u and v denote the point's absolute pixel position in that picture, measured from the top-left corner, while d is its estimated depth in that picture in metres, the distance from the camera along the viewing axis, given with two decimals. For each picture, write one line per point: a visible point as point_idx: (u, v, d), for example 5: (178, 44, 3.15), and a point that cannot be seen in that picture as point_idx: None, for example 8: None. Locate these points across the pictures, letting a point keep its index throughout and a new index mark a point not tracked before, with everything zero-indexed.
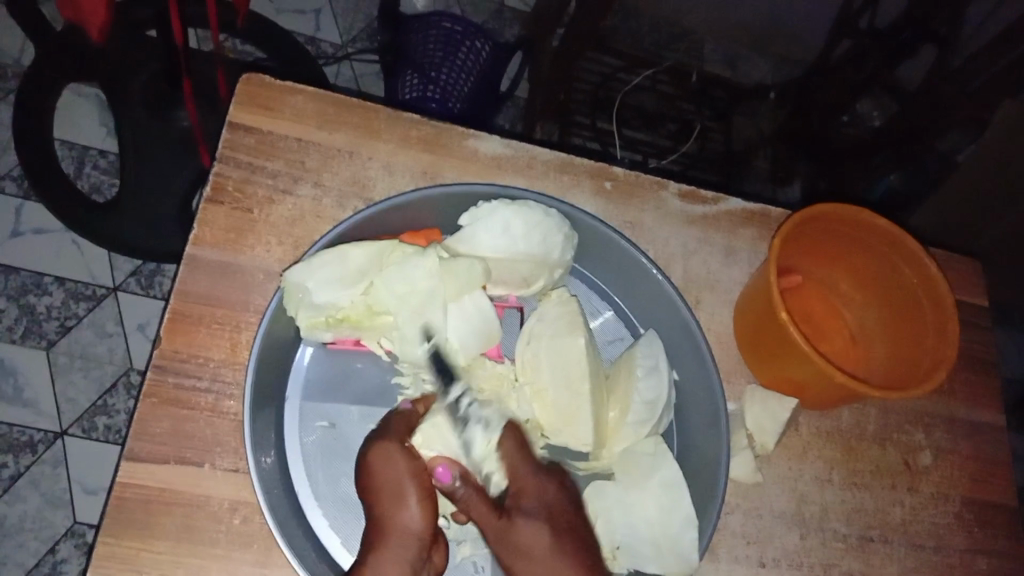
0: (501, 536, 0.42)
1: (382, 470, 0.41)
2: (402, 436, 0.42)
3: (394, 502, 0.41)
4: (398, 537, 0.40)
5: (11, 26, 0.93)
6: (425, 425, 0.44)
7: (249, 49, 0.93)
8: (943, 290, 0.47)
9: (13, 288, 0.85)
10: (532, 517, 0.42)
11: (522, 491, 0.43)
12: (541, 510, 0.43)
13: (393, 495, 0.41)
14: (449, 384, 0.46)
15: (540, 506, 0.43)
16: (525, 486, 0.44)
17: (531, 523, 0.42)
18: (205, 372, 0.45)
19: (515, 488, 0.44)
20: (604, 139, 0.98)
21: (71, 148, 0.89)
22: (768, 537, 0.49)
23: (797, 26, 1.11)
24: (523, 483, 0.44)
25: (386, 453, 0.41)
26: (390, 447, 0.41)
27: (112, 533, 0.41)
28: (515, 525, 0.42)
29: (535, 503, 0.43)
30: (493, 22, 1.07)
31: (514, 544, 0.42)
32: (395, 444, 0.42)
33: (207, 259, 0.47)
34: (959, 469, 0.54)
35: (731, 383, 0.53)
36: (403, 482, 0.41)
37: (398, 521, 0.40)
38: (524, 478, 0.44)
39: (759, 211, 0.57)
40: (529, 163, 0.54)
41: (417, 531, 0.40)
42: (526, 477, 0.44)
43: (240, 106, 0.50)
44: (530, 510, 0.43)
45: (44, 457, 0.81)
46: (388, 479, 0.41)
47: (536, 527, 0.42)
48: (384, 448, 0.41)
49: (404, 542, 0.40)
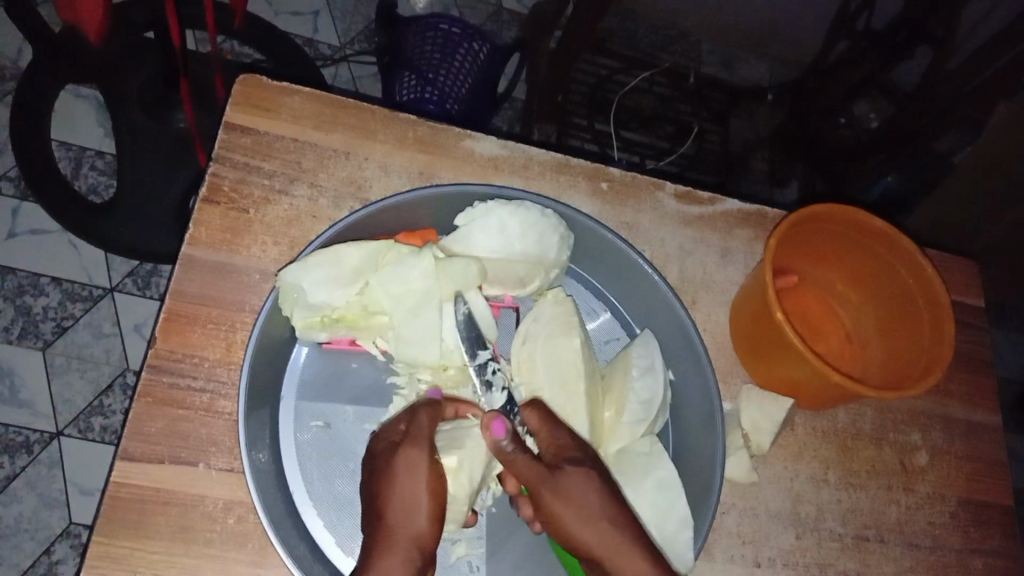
0: (551, 484, 0.41)
1: (402, 479, 0.41)
2: (430, 448, 0.42)
3: (408, 512, 0.40)
4: (405, 549, 0.39)
5: (8, 28, 0.93)
6: (459, 449, 0.43)
7: (247, 50, 0.93)
8: (939, 291, 0.47)
9: (10, 289, 0.85)
10: (579, 465, 0.42)
11: (563, 445, 0.43)
12: (585, 459, 0.43)
13: (408, 506, 0.40)
14: (481, 348, 0.46)
15: (584, 455, 0.43)
16: (564, 441, 0.43)
17: (579, 471, 0.42)
18: (200, 371, 0.45)
19: (553, 445, 0.43)
20: (601, 142, 0.98)
21: (68, 149, 0.89)
22: (764, 537, 0.49)
23: (794, 28, 1.12)
24: (562, 439, 0.43)
25: (411, 464, 0.41)
26: (419, 458, 0.41)
27: (105, 533, 0.41)
28: (564, 472, 0.42)
29: (577, 452, 0.43)
30: (491, 24, 1.07)
31: (563, 491, 0.41)
32: (422, 454, 0.41)
33: (202, 259, 0.47)
34: (955, 469, 0.54)
35: (727, 382, 0.52)
36: (420, 495, 0.41)
37: (408, 532, 0.40)
38: (560, 434, 0.43)
39: (755, 211, 0.57)
40: (524, 163, 0.54)
41: (423, 545, 0.40)
42: (563, 434, 0.43)
43: (236, 106, 0.50)
44: (575, 459, 0.42)
45: (40, 457, 0.81)
46: (406, 489, 0.40)
47: (584, 472, 0.42)
48: (410, 456, 0.41)
49: (410, 555, 0.39)
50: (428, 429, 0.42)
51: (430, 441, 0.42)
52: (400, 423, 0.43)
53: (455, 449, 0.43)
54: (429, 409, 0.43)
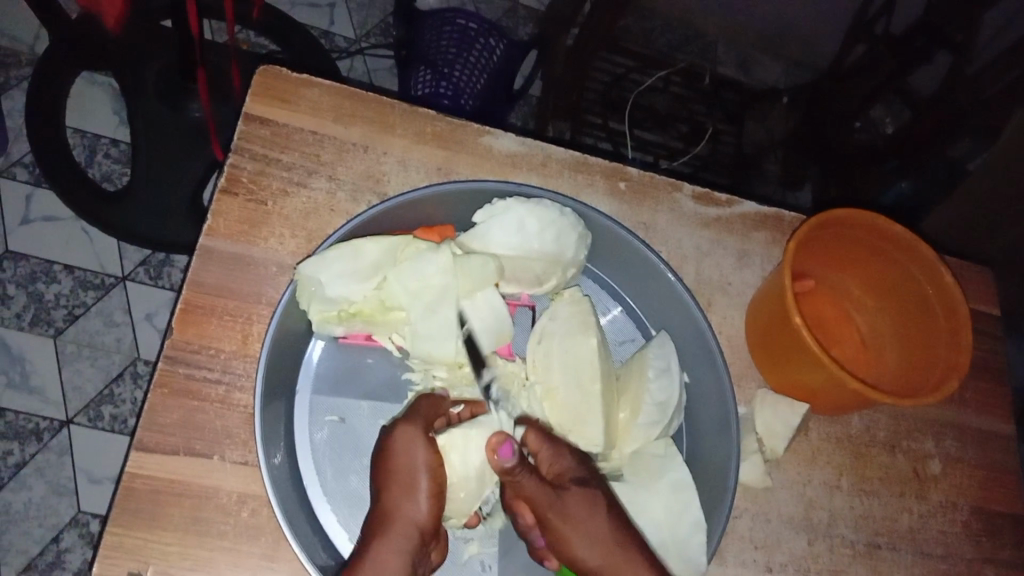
0: (556, 506, 0.41)
1: (400, 456, 0.40)
2: (426, 425, 0.42)
3: (406, 492, 0.40)
4: (401, 527, 0.39)
5: (24, 13, 0.92)
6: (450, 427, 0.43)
7: (263, 41, 0.93)
8: (958, 297, 0.46)
9: (22, 275, 0.85)
10: (583, 484, 0.42)
11: (565, 466, 0.43)
12: (590, 479, 0.43)
13: (407, 485, 0.40)
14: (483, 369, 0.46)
15: (589, 475, 0.43)
16: (567, 461, 0.43)
17: (584, 490, 0.42)
18: (216, 363, 0.45)
19: (555, 466, 0.43)
20: (616, 140, 0.97)
21: (83, 136, 0.89)
22: (776, 542, 0.49)
23: (811, 30, 1.11)
24: (564, 459, 0.43)
25: (407, 440, 0.41)
26: (415, 433, 0.41)
27: (120, 523, 0.41)
28: (569, 493, 0.42)
29: (583, 472, 0.43)
30: (507, 19, 1.07)
31: (568, 512, 0.41)
32: (419, 431, 0.41)
33: (220, 250, 0.47)
34: (968, 478, 0.54)
35: (742, 386, 0.52)
36: (418, 473, 0.40)
37: (404, 511, 0.40)
38: (561, 453, 0.43)
39: (773, 214, 0.57)
40: (543, 161, 0.54)
41: (420, 524, 0.40)
42: (564, 454, 0.43)
43: (255, 97, 0.50)
44: (578, 480, 0.43)
45: (50, 444, 0.81)
46: (404, 467, 0.40)
47: (589, 493, 0.42)
48: (407, 433, 0.41)
49: (408, 533, 0.39)
50: (427, 411, 0.43)
51: (426, 420, 0.42)
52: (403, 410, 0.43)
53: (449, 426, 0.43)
54: (431, 398, 0.44)
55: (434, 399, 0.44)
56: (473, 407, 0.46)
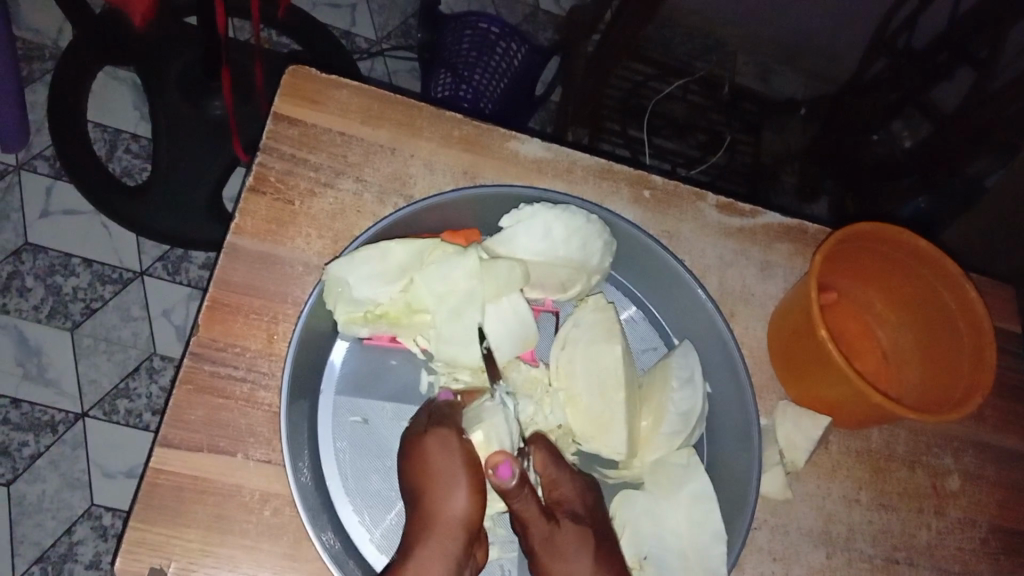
0: (546, 540, 0.41)
1: (435, 455, 0.41)
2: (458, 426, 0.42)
3: (445, 491, 0.40)
4: (445, 528, 0.40)
5: (49, 7, 0.93)
6: (484, 422, 0.42)
7: (285, 40, 0.94)
8: (982, 316, 0.46)
9: (41, 268, 0.85)
10: (577, 521, 0.42)
11: (564, 495, 0.43)
12: (585, 516, 0.43)
13: (445, 484, 0.40)
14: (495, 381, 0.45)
15: (585, 511, 0.43)
16: (566, 491, 0.43)
17: (576, 528, 0.42)
18: (241, 361, 0.45)
19: (555, 492, 0.43)
20: (634, 147, 0.98)
21: (104, 130, 0.89)
22: (794, 554, 0.49)
23: (832, 44, 1.11)
24: (565, 488, 0.43)
25: (445, 441, 0.41)
26: (450, 434, 0.41)
27: (143, 519, 0.41)
28: (561, 528, 0.42)
29: (579, 507, 0.43)
30: (528, 25, 1.07)
31: (559, 549, 0.41)
32: (453, 432, 0.41)
33: (248, 249, 0.47)
34: (986, 494, 0.54)
35: (762, 398, 0.52)
36: (457, 471, 0.40)
37: (445, 511, 0.40)
38: (563, 482, 0.43)
39: (796, 226, 0.57)
40: (568, 167, 0.54)
41: (463, 524, 0.40)
42: (566, 484, 0.43)
43: (286, 97, 0.50)
44: (573, 515, 0.42)
45: (64, 437, 0.81)
46: (441, 467, 0.40)
47: (579, 532, 0.42)
48: (443, 435, 0.41)
49: (453, 535, 0.39)
50: (453, 414, 0.43)
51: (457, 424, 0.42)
52: (427, 412, 0.43)
53: (479, 423, 0.43)
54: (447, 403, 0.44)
55: (453, 402, 0.44)
56: (469, 397, 0.45)
